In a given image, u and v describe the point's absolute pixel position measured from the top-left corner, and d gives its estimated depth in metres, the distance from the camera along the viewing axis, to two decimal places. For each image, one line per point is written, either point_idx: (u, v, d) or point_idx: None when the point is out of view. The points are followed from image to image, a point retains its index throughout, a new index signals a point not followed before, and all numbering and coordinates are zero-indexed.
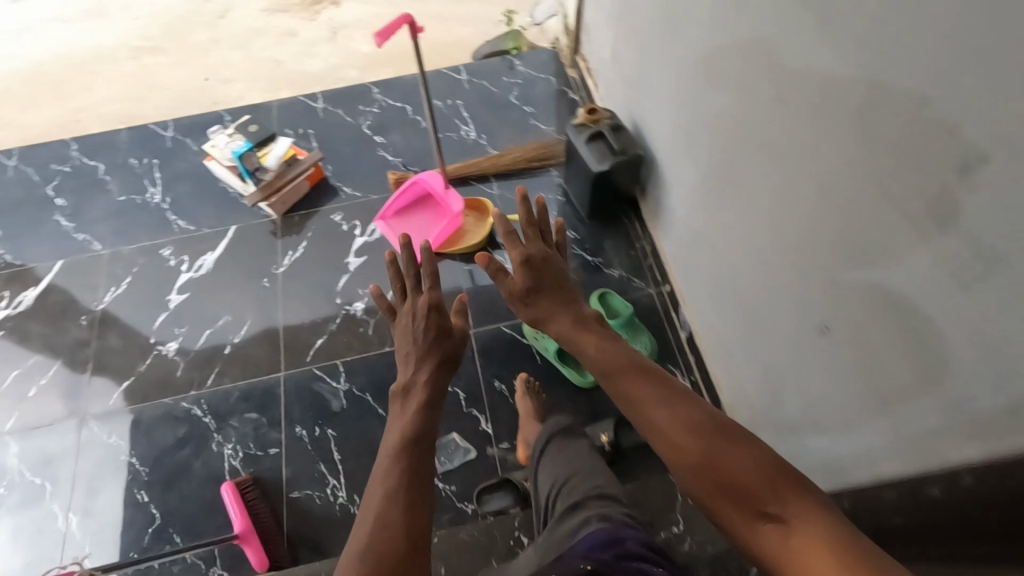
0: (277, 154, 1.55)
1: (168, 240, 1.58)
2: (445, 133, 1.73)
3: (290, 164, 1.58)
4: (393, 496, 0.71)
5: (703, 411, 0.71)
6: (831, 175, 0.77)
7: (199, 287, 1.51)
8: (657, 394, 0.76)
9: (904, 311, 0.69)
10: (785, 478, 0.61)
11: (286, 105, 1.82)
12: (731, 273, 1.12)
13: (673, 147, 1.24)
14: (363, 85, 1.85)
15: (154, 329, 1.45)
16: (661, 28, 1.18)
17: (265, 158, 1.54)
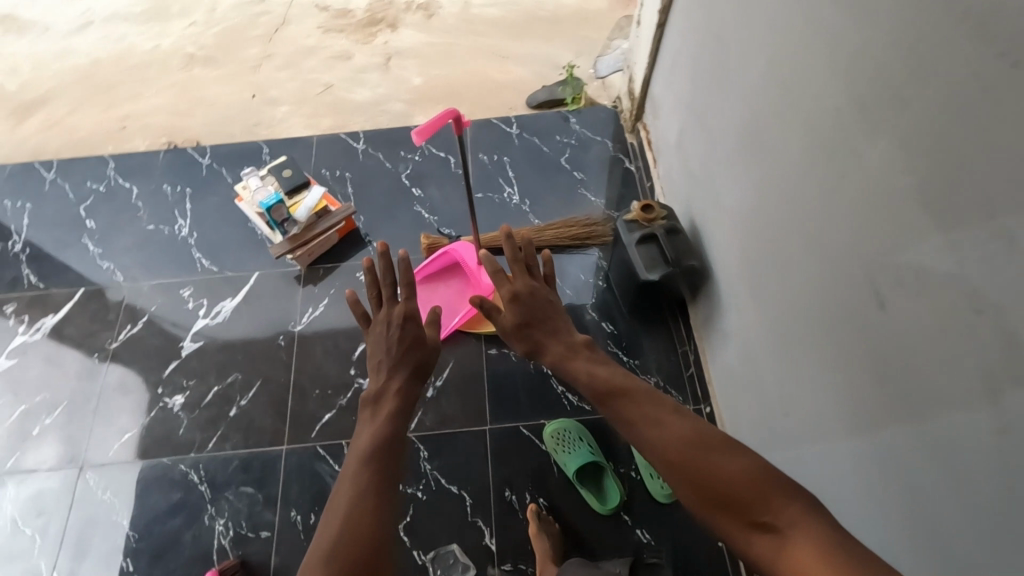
0: (307, 206, 1.47)
1: (190, 280, 1.53)
2: (487, 192, 1.62)
3: (321, 216, 1.50)
4: (364, 497, 0.80)
5: (695, 431, 0.79)
6: (894, 361, 0.70)
7: (213, 335, 1.45)
8: (650, 416, 0.84)
9: (909, 362, 0.68)
10: (771, 487, 0.69)
11: (327, 142, 1.75)
12: (751, 313, 1.08)
13: (735, 266, 1.10)
14: (408, 128, 1.76)
15: (163, 376, 1.40)
16: (734, 122, 1.04)
17: (295, 209, 1.47)
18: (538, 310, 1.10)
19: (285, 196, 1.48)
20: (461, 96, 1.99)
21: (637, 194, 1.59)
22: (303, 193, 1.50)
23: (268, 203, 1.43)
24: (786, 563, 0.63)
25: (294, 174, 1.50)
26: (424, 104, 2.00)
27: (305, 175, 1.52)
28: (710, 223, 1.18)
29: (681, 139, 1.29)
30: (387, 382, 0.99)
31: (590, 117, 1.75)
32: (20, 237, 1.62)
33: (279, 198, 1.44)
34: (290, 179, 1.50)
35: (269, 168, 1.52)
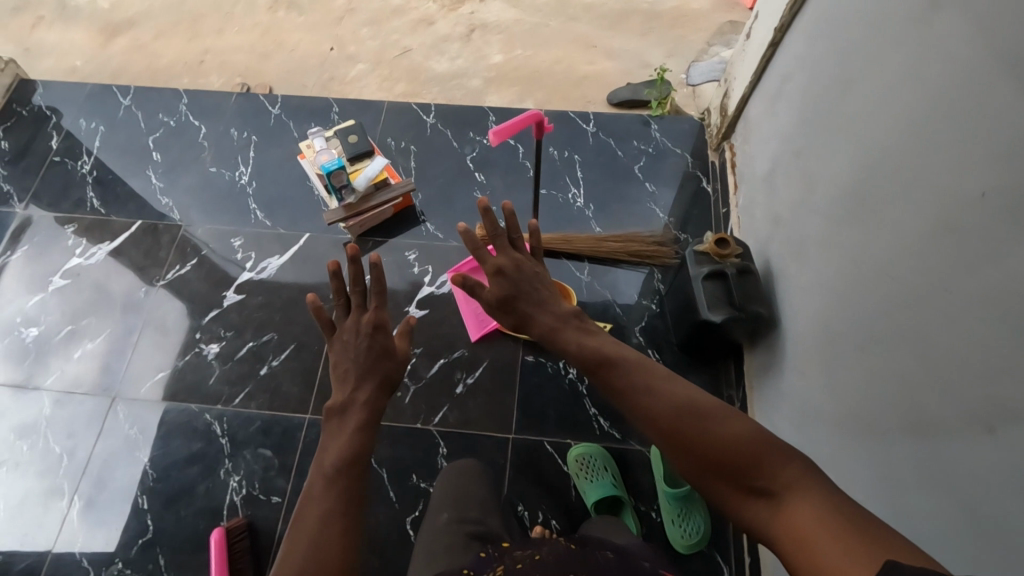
0: (368, 175, 1.43)
1: (242, 231, 1.53)
2: (551, 191, 1.55)
3: (380, 187, 1.46)
4: (327, 517, 0.78)
5: (691, 400, 0.73)
6: (942, 424, 0.68)
7: (256, 290, 1.45)
8: (646, 381, 0.79)
9: (982, 385, 0.62)
10: (769, 453, 0.66)
11: (397, 110, 1.70)
12: (806, 297, 1.02)
13: (799, 264, 1.05)
14: (480, 109, 1.69)
15: (202, 323, 1.41)
16: (833, 110, 0.96)
17: (356, 177, 1.43)
18: (525, 284, 1.06)
19: (347, 162, 1.45)
20: (539, 83, 1.91)
21: (709, 219, 1.49)
22: (367, 162, 1.46)
23: (330, 167, 1.40)
24: (785, 528, 0.60)
25: (359, 140, 1.46)
26: (501, 84, 1.93)
27: (370, 142, 1.48)
28: (788, 273, 1.09)
29: (773, 173, 1.18)
30: (353, 394, 0.96)
31: (673, 127, 1.64)
32: (89, 158, 1.65)
33: (342, 164, 1.41)
34: (354, 145, 1.46)
35: (335, 129, 1.48)
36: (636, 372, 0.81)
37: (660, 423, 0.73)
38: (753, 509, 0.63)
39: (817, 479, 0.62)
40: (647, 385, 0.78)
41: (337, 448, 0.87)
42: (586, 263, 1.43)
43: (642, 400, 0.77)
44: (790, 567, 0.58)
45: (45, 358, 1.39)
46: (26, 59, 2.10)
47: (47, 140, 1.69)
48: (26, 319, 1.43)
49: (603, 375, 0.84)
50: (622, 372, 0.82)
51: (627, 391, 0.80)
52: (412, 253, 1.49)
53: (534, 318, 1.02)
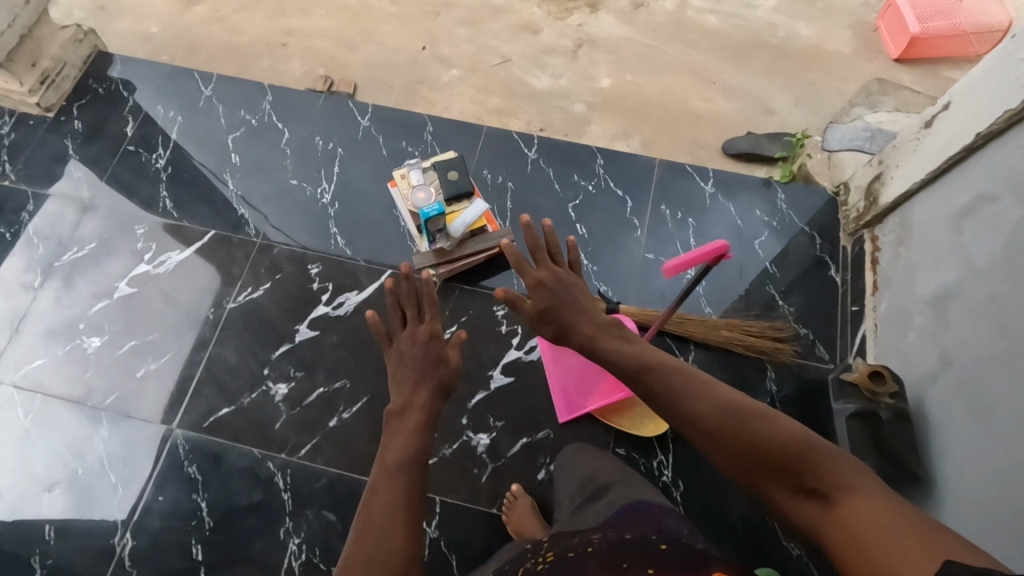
0: (465, 220, 1.30)
1: (321, 257, 1.41)
2: (659, 257, 1.41)
3: (475, 233, 1.33)
4: (391, 510, 0.83)
5: (731, 407, 0.77)
6: None
7: (330, 328, 1.34)
8: (687, 387, 0.82)
9: None
10: (813, 453, 0.70)
11: (496, 137, 1.55)
12: (971, 397, 0.93)
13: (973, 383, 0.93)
14: (587, 148, 1.53)
15: (272, 358, 1.32)
16: None
17: (452, 220, 1.31)
18: (563, 295, 1.04)
19: (443, 202, 1.32)
20: (648, 118, 1.74)
21: (835, 315, 1.33)
22: (465, 203, 1.33)
23: (427, 210, 1.28)
24: (837, 525, 0.63)
25: (459, 179, 1.33)
26: (605, 114, 1.75)
27: (470, 181, 1.34)
28: (954, 415, 0.96)
29: (953, 305, 1.01)
30: (411, 395, 1.00)
31: (802, 198, 1.47)
32: (165, 150, 1.54)
33: (441, 209, 1.29)
34: (453, 184, 1.32)
35: (433, 162, 1.35)
36: (676, 374, 0.85)
37: (705, 422, 0.77)
38: (802, 506, 0.67)
39: (864, 480, 0.65)
40: (685, 392, 0.82)
41: (398, 447, 0.92)
42: (693, 349, 1.30)
43: (686, 403, 0.81)
44: (843, 563, 0.61)
45: (105, 373, 1.31)
46: (100, 17, 1.97)
47: (122, 124, 1.57)
48: (89, 326, 1.35)
49: (644, 376, 0.87)
50: (664, 376, 0.85)
51: (670, 397, 0.83)
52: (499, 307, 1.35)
53: (574, 326, 1.00)
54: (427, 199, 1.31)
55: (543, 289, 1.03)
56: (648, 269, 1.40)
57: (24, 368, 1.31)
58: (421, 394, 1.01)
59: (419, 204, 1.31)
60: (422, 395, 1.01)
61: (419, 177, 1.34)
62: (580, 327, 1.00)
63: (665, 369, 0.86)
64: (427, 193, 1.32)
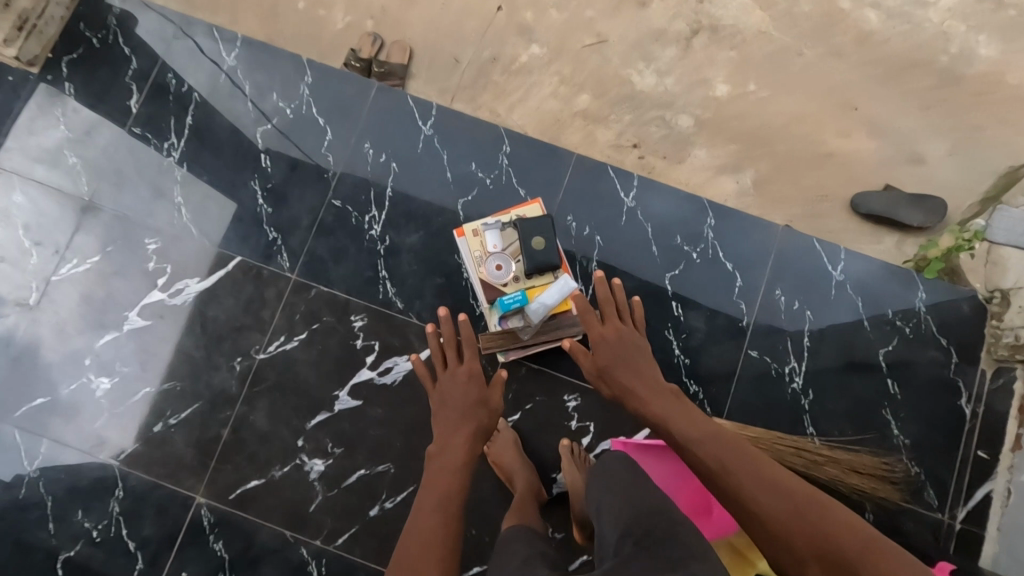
0: (548, 302, 1.07)
1: (367, 308, 1.20)
2: (765, 356, 1.19)
3: (558, 317, 1.10)
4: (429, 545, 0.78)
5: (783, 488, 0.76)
6: None
7: (374, 399, 1.16)
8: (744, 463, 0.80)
9: None
10: (877, 552, 0.65)
11: (586, 172, 1.25)
12: None
13: None
14: (696, 199, 1.25)
15: (307, 428, 1.15)
16: None
17: (533, 299, 1.07)
18: (626, 355, 0.99)
19: (523, 277, 1.08)
20: (767, 149, 1.42)
21: (955, 454, 1.15)
22: (549, 279, 1.09)
23: (506, 299, 1.05)
24: None
25: (545, 249, 1.08)
26: (716, 136, 1.42)
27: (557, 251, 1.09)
28: None
29: None
30: (450, 438, 0.93)
31: (945, 300, 1.22)
32: (179, 140, 1.26)
33: (524, 294, 1.06)
34: (538, 255, 1.08)
35: (514, 221, 1.09)
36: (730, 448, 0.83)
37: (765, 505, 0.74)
38: None
39: None
40: (741, 469, 0.79)
41: (435, 485, 0.86)
42: None
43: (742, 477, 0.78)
44: None
45: (119, 422, 1.15)
46: None
47: (126, 97, 1.27)
48: (97, 363, 1.17)
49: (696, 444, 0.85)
50: (719, 450, 0.83)
51: (723, 471, 0.80)
52: (572, 397, 1.17)
53: (634, 391, 0.95)
54: (504, 274, 1.08)
55: (607, 346, 0.99)
56: (750, 368, 1.18)
57: (26, 407, 1.15)
58: (460, 439, 0.93)
59: (494, 278, 1.08)
60: (462, 440, 0.93)
61: (497, 241, 1.10)
62: (636, 390, 0.95)
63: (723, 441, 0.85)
64: (505, 265, 1.09)
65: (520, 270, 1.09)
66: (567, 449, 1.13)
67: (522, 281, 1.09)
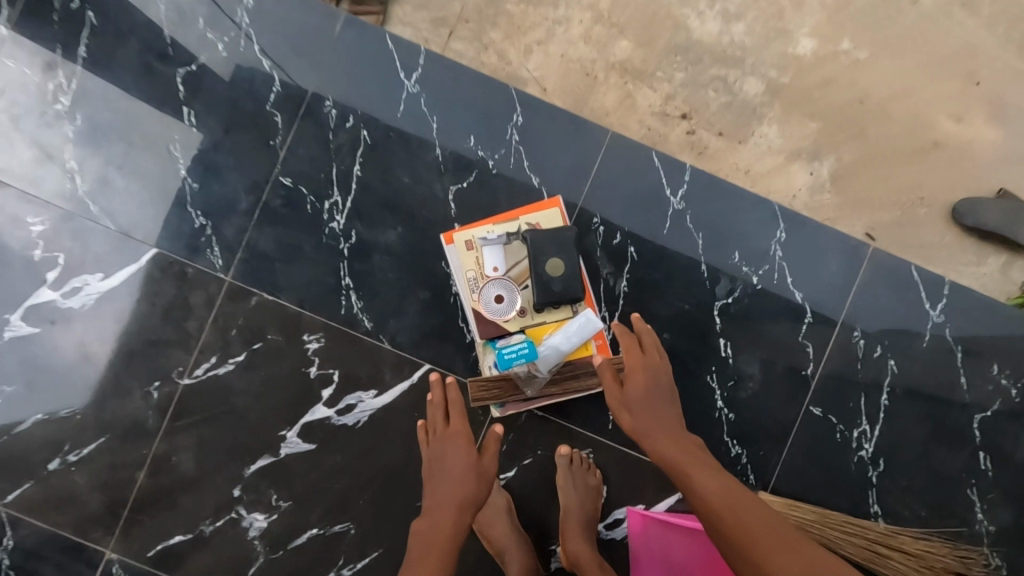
0: (562, 347, 0.81)
1: (324, 326, 0.92)
2: (831, 416, 0.93)
3: (577, 364, 0.84)
4: None
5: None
6: None
7: (332, 443, 0.91)
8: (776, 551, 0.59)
9: None
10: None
11: (621, 159, 0.94)
12: None
13: None
14: (764, 204, 0.94)
15: (246, 475, 0.91)
16: None
17: (542, 342, 0.82)
18: (661, 394, 0.76)
19: (530, 311, 0.82)
20: (855, 133, 1.09)
21: None
22: (565, 316, 0.83)
23: (504, 352, 0.79)
24: None
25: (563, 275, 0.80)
26: (791, 110, 1.09)
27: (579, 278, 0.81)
28: None
29: None
30: (428, 520, 0.71)
31: None
32: (70, 79, 0.92)
33: (529, 343, 0.79)
34: (551, 284, 0.80)
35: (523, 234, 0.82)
36: (767, 523, 0.61)
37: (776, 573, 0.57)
38: None
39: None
40: (761, 534, 0.60)
41: None
42: None
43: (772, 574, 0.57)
44: None
45: (4, 456, 0.90)
46: None
47: None
48: None
49: (726, 514, 0.63)
50: (734, 503, 0.63)
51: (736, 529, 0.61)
52: (585, 454, 0.92)
53: (654, 429, 0.72)
54: (506, 308, 0.81)
55: (641, 378, 0.75)
56: (810, 430, 0.93)
57: None
58: (445, 514, 0.71)
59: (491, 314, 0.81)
60: (449, 513, 0.71)
61: (499, 260, 0.83)
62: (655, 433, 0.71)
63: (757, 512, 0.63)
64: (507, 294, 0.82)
65: (529, 301, 0.82)
66: (565, 460, 0.90)
67: (529, 315, 0.82)
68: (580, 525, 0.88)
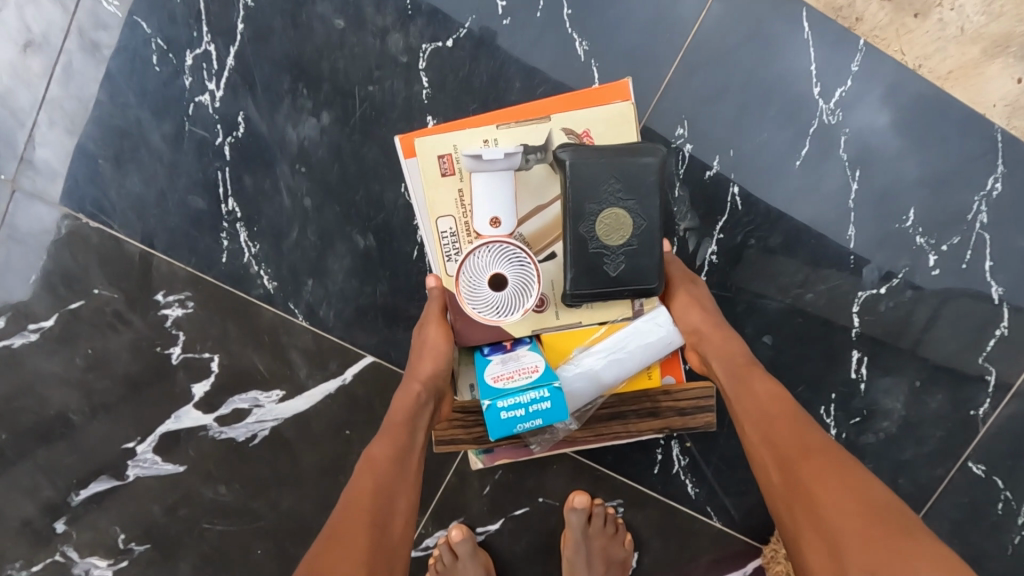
0: (603, 377, 0.48)
1: (192, 282, 0.53)
2: (1002, 480, 0.59)
3: (625, 398, 0.51)
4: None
5: (884, 533, 0.33)
6: None
7: (211, 464, 0.57)
8: (814, 450, 0.38)
9: None
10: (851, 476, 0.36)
11: (737, 25, 0.53)
12: None
13: None
14: (974, 126, 0.54)
15: (74, 503, 0.57)
16: None
17: (569, 360, 0.48)
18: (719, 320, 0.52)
19: (557, 303, 0.48)
20: None
21: None
22: (615, 319, 0.48)
23: (500, 405, 0.43)
24: None
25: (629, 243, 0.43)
26: None
27: (653, 245, 0.44)
28: None
29: None
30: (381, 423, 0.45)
31: None
32: None
33: (552, 387, 0.43)
34: (606, 268, 0.43)
35: (556, 151, 0.43)
36: (808, 440, 0.39)
37: (796, 463, 0.38)
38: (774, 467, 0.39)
39: (844, 488, 0.35)
40: (793, 442, 0.39)
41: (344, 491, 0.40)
42: None
43: (807, 471, 0.37)
44: None
45: None
46: None
47: None
48: None
49: (762, 424, 0.41)
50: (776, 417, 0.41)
51: (764, 432, 0.41)
52: (612, 507, 0.59)
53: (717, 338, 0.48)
54: (511, 300, 0.42)
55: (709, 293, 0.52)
56: (963, 497, 0.59)
57: None
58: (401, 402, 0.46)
59: (486, 313, 0.43)
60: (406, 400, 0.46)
61: (501, 200, 0.45)
62: (714, 338, 0.48)
63: (802, 417, 0.41)
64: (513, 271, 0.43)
65: (552, 286, 0.48)
66: (580, 518, 0.56)
67: (550, 310, 0.48)
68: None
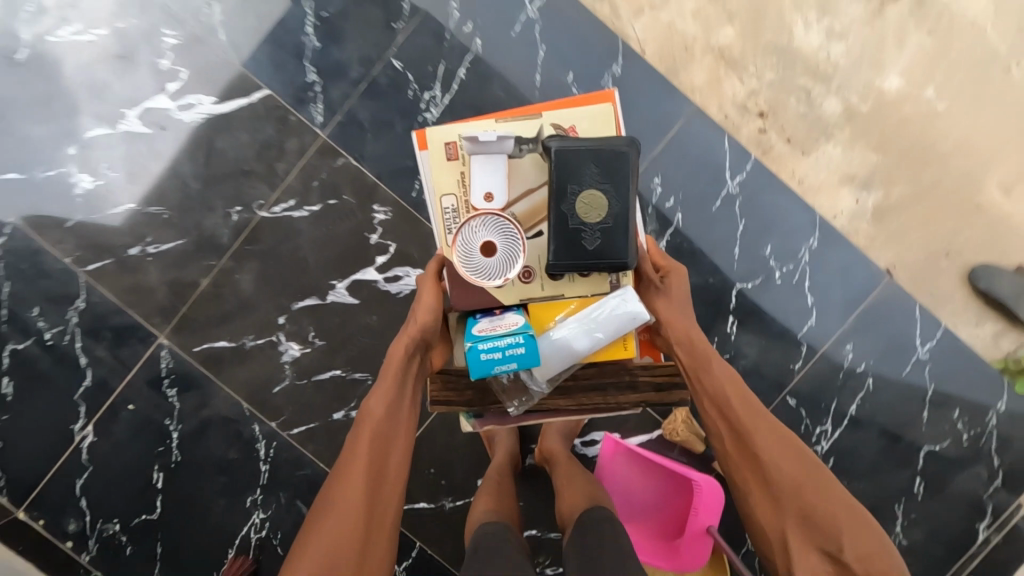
0: (576, 343, 0.79)
1: (393, 203, 1.02)
2: (804, 409, 1.04)
3: (608, 370, 0.83)
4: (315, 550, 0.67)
5: (801, 471, 0.70)
6: None
7: (373, 303, 1.03)
8: (759, 423, 0.74)
9: None
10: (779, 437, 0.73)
11: (696, 134, 1.04)
12: None
13: None
14: (810, 210, 1.04)
15: (293, 308, 1.04)
16: None
17: (553, 325, 0.79)
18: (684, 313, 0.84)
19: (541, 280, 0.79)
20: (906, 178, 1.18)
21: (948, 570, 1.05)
22: (587, 295, 0.79)
23: (483, 346, 0.72)
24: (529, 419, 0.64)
25: (604, 220, 0.75)
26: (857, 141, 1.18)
27: (617, 217, 0.74)
28: None
29: None
30: (381, 391, 0.77)
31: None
32: None
33: (524, 333, 0.72)
34: (588, 238, 0.74)
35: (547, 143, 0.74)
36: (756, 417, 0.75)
37: (753, 437, 0.73)
38: (738, 438, 0.74)
39: (778, 448, 0.72)
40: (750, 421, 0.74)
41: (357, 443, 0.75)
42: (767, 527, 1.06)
43: (757, 438, 0.73)
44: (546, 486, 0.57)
45: (95, 232, 1.02)
46: None
47: None
48: (82, 157, 1.01)
49: (729, 408, 0.76)
50: (735, 401, 0.76)
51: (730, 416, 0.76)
52: None
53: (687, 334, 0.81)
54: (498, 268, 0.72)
55: (678, 295, 0.84)
56: (781, 415, 1.05)
57: None
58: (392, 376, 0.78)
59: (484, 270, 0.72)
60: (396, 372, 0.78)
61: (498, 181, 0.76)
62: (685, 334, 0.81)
63: (744, 394, 0.77)
64: (503, 243, 0.72)
65: (540, 251, 0.78)
66: None
67: (537, 279, 0.79)
68: (560, 425, 1.01)
